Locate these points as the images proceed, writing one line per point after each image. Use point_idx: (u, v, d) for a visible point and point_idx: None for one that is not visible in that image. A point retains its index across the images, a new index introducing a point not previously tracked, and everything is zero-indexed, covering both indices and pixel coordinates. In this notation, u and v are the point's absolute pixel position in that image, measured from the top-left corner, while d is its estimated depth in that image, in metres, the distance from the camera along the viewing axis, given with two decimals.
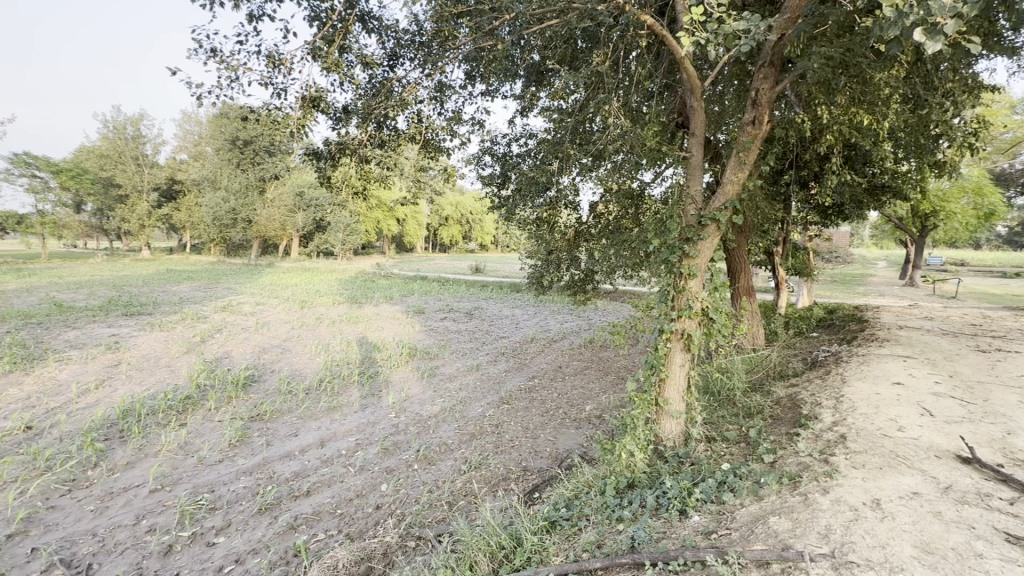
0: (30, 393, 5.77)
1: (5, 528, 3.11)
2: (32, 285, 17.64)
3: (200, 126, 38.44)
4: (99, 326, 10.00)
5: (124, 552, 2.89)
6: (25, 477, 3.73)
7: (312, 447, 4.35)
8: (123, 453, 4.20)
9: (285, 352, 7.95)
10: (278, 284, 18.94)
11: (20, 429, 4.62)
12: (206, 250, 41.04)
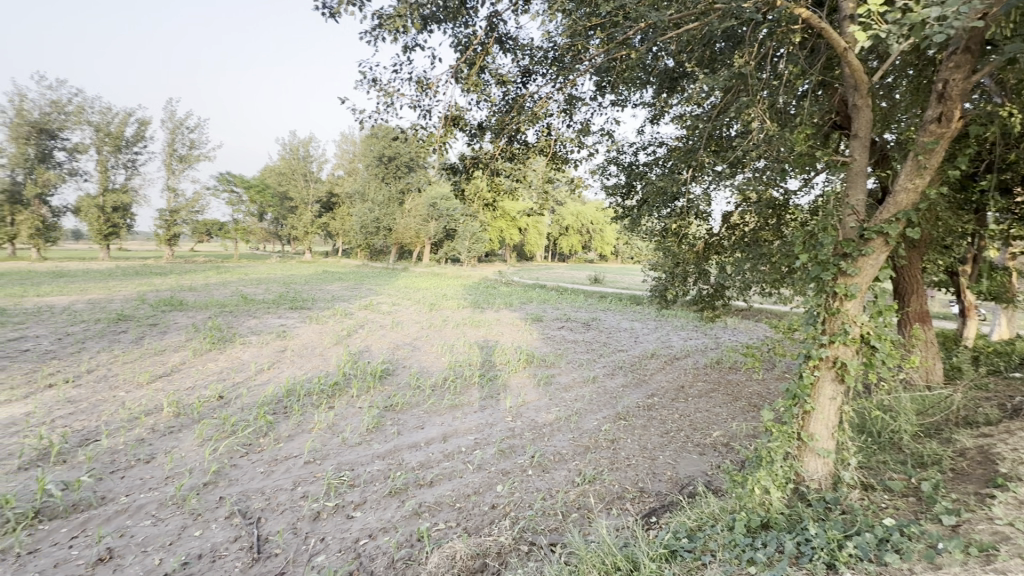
0: (223, 368, 7.08)
1: (202, 477, 3.85)
2: (227, 281, 21.68)
3: (354, 146, 43.90)
4: (272, 317, 11.91)
5: (284, 511, 3.37)
6: (217, 437, 4.58)
7: (436, 441, 4.66)
8: (286, 426, 4.93)
9: (415, 350, 8.66)
10: (411, 287, 20.71)
11: (215, 397, 5.68)
12: (354, 255, 46.42)
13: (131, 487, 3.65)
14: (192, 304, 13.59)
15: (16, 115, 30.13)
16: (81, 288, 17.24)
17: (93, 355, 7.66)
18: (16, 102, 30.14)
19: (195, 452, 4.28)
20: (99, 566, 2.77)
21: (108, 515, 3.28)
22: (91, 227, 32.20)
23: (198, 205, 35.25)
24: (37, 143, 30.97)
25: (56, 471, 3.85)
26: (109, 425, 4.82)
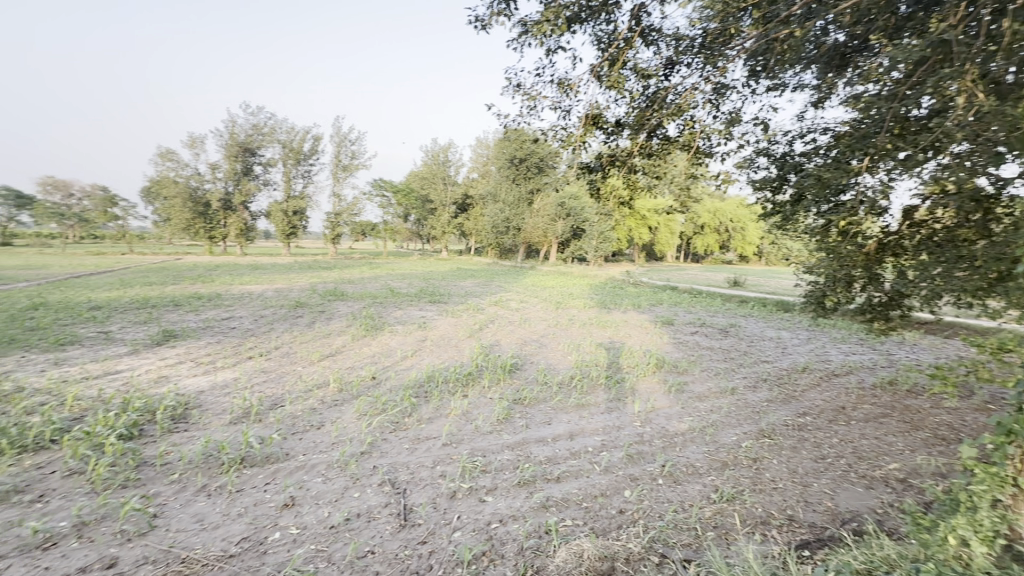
0: (375, 352, 7.99)
1: (360, 446, 4.40)
2: (378, 275, 24.38)
3: (488, 150, 46.21)
4: (414, 309, 13.12)
5: (425, 486, 3.70)
6: (372, 413, 5.19)
7: (562, 438, 4.72)
8: (427, 409, 5.40)
9: (542, 347, 8.84)
10: (538, 285, 21.16)
11: (370, 378, 6.45)
12: (485, 253, 48.91)
13: (307, 448, 4.32)
14: (351, 295, 15.56)
15: (230, 138, 37.34)
16: (270, 279, 20.81)
17: (279, 335, 9.20)
18: (230, 128, 37.37)
19: (354, 424, 4.91)
20: (285, 510, 3.33)
21: (291, 469, 3.93)
22: (278, 228, 38.65)
23: (357, 208, 40.17)
24: (243, 160, 38.06)
25: (255, 427, 4.72)
26: (291, 394, 5.76)
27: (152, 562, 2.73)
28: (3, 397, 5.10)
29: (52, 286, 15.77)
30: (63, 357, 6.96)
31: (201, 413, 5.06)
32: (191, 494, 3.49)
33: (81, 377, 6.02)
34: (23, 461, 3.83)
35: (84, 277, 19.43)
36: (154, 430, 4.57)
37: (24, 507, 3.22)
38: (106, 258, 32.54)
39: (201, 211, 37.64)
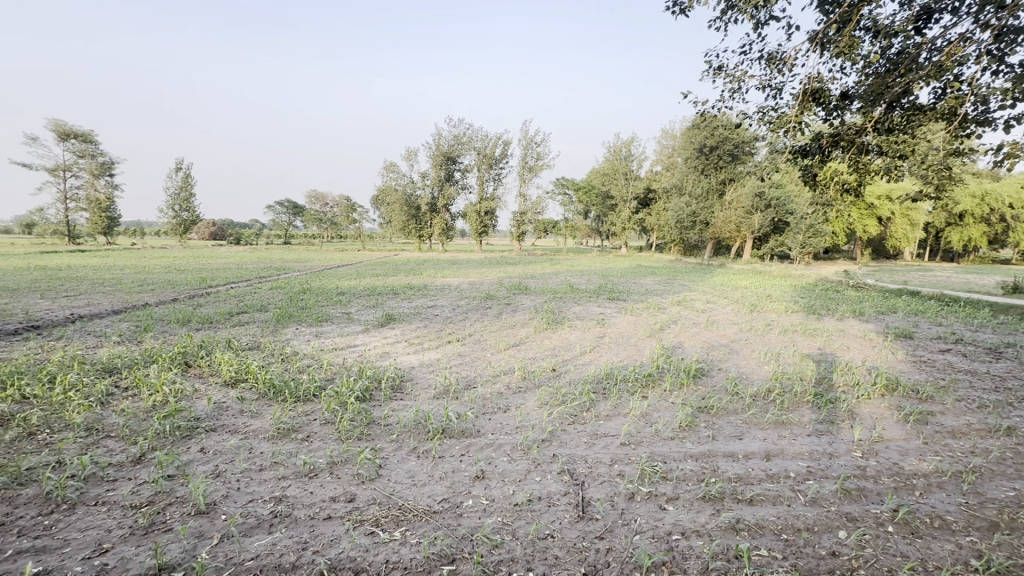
0: (556, 345, 8.30)
1: (541, 434, 4.64)
2: (558, 271, 25.25)
3: (675, 140, 43.71)
4: (593, 305, 13.22)
5: (603, 483, 3.71)
6: (552, 403, 5.42)
7: (757, 457, 4.22)
8: (605, 406, 5.41)
9: (733, 353, 8.03)
10: (728, 285, 19.27)
11: (551, 369, 6.74)
12: (667, 250, 46.54)
13: (495, 428, 4.73)
14: (534, 289, 16.45)
15: (437, 149, 42.85)
16: (465, 273, 23.32)
17: (473, 323, 10.25)
18: (437, 140, 42.87)
19: (536, 412, 5.20)
20: (477, 481, 3.70)
21: (482, 445, 4.36)
22: (473, 228, 43.03)
23: (540, 207, 42.15)
24: (446, 168, 43.30)
25: (453, 404, 5.36)
26: (482, 377, 6.37)
27: (378, 503, 3.33)
28: (286, 358, 6.81)
29: (316, 276, 20.37)
30: (322, 331, 8.94)
31: (413, 386, 5.96)
32: (405, 453, 4.14)
33: (333, 348, 7.66)
34: (298, 407, 5.06)
35: (334, 269, 24.64)
36: (379, 396, 5.56)
37: (298, 443, 4.26)
38: (348, 254, 40.61)
39: (413, 214, 44.13)
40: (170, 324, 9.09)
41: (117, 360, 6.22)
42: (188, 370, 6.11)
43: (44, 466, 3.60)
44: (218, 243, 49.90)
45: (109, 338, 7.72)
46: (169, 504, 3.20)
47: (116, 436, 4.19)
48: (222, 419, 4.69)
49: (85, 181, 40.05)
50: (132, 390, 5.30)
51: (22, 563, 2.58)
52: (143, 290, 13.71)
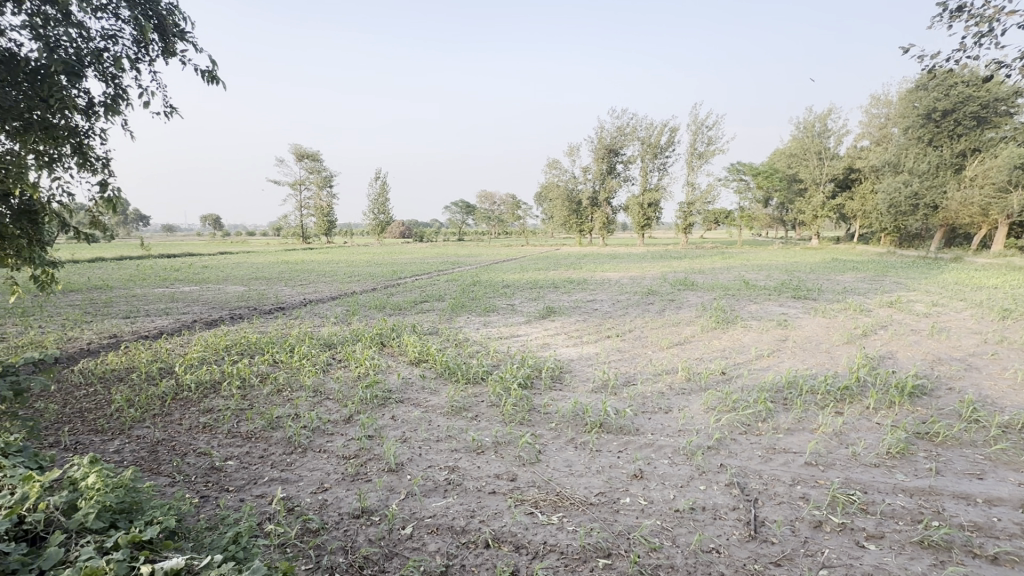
0: (726, 347, 7.59)
1: (707, 440, 4.31)
2: (730, 265, 22.99)
3: (889, 107, 36.03)
4: (774, 304, 11.71)
5: (782, 504, 3.29)
6: (721, 409, 4.98)
7: (1005, 505, 3.28)
8: (786, 418, 4.77)
9: (972, 370, 6.33)
10: (966, 284, 15.22)
11: (720, 372, 6.19)
12: (875, 241, 38.71)
13: (655, 429, 4.55)
14: (702, 285, 15.26)
15: (599, 142, 42.53)
16: (626, 267, 22.75)
17: (633, 319, 9.95)
18: (599, 133, 42.54)
19: (702, 416, 4.84)
20: (635, 480, 3.62)
21: (641, 444, 4.24)
22: (635, 220, 41.76)
23: (710, 196, 38.85)
24: (608, 161, 42.72)
25: (612, 399, 5.31)
26: (642, 375, 6.16)
27: (538, 487, 3.49)
28: (459, 344, 7.53)
29: (484, 269, 22.07)
30: (489, 320, 9.66)
31: (571, 377, 6.07)
32: (563, 442, 4.25)
33: (498, 336, 8.21)
34: (469, 389, 5.56)
35: (501, 263, 26.29)
36: (540, 384, 5.79)
37: (468, 420, 4.69)
38: (513, 249, 42.92)
39: (574, 208, 44.63)
40: (370, 309, 10.79)
41: (334, 337, 7.64)
42: (383, 349, 7.19)
43: (287, 416, 4.62)
44: (406, 240, 57.41)
45: (328, 319, 9.51)
46: (369, 459, 3.83)
47: (333, 399, 5.16)
48: (408, 392, 5.42)
49: (314, 192, 49.80)
50: (344, 362, 6.46)
51: (273, 487, 3.37)
52: (352, 281, 16.52)
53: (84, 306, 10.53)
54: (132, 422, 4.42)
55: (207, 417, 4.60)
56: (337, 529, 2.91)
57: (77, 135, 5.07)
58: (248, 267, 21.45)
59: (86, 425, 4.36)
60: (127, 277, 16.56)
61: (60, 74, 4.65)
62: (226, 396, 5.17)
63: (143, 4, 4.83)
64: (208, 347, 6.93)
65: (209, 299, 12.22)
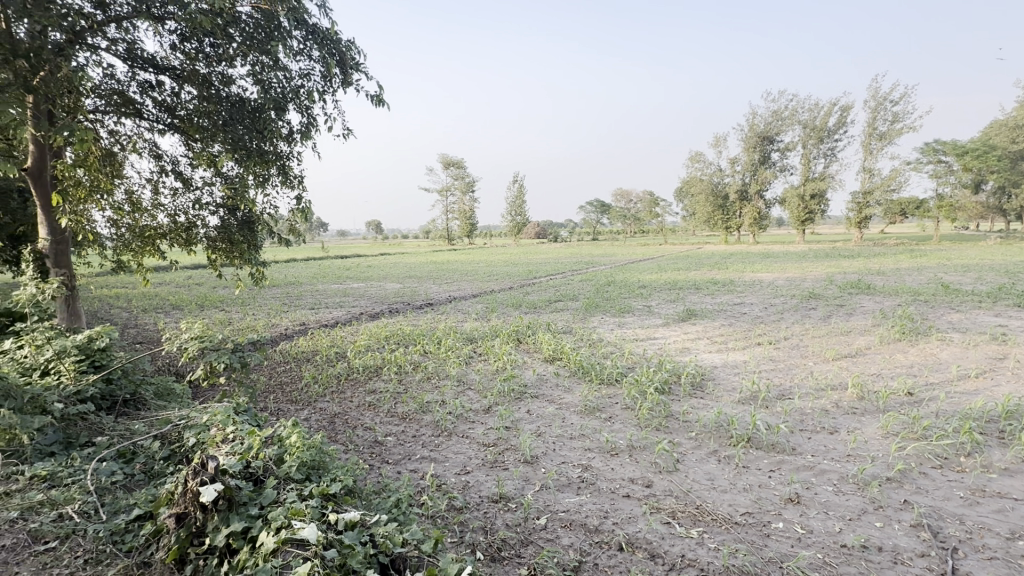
0: (915, 363, 6.35)
1: (885, 470, 3.67)
2: (922, 265, 19.10)
3: None
4: (985, 313, 9.44)
5: (993, 560, 2.66)
6: (905, 436, 4.20)
7: None
8: (1001, 455, 3.84)
9: None
10: None
11: (904, 392, 5.21)
12: None
13: (817, 450, 4.02)
14: (881, 288, 12.94)
15: (751, 130, 38.65)
16: (782, 267, 20.29)
17: (789, 326, 8.88)
18: (750, 120, 38.63)
19: (879, 442, 4.14)
20: (789, 504, 3.24)
21: (798, 465, 3.78)
22: (793, 214, 37.10)
23: (895, 183, 32.71)
24: (761, 150, 38.59)
25: (762, 412, 4.83)
26: (801, 389, 5.48)
27: (675, 497, 3.33)
28: (593, 344, 7.51)
29: (619, 269, 21.61)
30: (623, 321, 9.43)
31: (714, 386, 5.65)
32: (705, 454, 3.99)
33: (634, 338, 7.99)
34: (603, 389, 5.53)
35: (636, 263, 25.53)
36: (679, 390, 5.50)
37: (602, 421, 4.66)
38: (650, 248, 41.32)
39: (720, 203, 41.27)
40: (508, 307, 11.32)
41: (476, 332, 8.19)
42: (519, 346, 7.49)
43: (435, 401, 5.10)
44: (541, 240, 58.89)
45: (470, 315, 10.20)
46: (506, 449, 4.05)
47: (474, 389, 5.54)
48: (542, 388, 5.58)
49: (459, 198, 53.79)
50: (484, 355, 6.90)
51: (424, 464, 3.75)
52: (490, 279, 17.45)
53: (283, 298, 12.82)
54: (316, 396, 5.29)
55: (372, 397, 5.30)
56: (478, 509, 3.14)
57: (281, 159, 6.21)
58: (403, 266, 24.03)
59: (285, 395, 5.33)
60: (313, 275, 19.74)
61: (270, 110, 5.76)
62: (386, 380, 5.88)
63: (329, 44, 5.73)
64: (372, 336, 7.95)
65: (372, 295, 13.96)
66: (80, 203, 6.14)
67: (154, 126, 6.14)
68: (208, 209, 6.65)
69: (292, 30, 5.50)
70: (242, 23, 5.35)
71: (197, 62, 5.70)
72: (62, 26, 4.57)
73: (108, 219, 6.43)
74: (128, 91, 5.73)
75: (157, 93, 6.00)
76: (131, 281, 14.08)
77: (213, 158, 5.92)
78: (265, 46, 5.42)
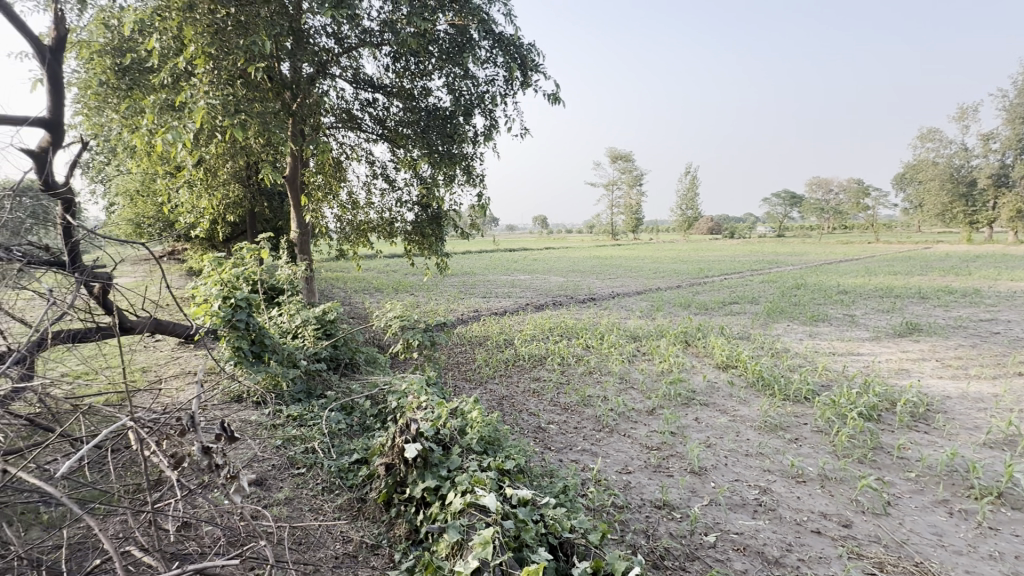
0: None
1: None
2: None
3: None
4: None
5: None
6: None
7: None
8: None
9: None
10: None
11: None
12: None
13: None
14: None
15: (1019, 96, 29.73)
16: None
17: None
18: (1019, 83, 29.67)
19: None
20: None
21: None
22: None
23: None
24: None
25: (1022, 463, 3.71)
26: None
27: (884, 546, 2.78)
28: (777, 354, 6.65)
29: (811, 270, 18.73)
30: (816, 331, 8.17)
31: (946, 419, 4.54)
32: (929, 502, 3.24)
33: (830, 352, 6.85)
34: (788, 407, 4.88)
35: (835, 265, 21.82)
36: (892, 420, 4.55)
37: (786, 442, 4.13)
38: (853, 246, 34.97)
39: (962, 192, 32.74)
40: (675, 306, 10.72)
41: (640, 330, 7.94)
42: (688, 349, 7.04)
43: (597, 396, 5.11)
44: (714, 236, 54.28)
45: (634, 313, 9.94)
46: (671, 455, 3.86)
47: (638, 389, 5.39)
48: (713, 397, 5.16)
49: (625, 192, 52.61)
50: (648, 355, 6.66)
51: (585, 457, 3.80)
52: (656, 277, 16.70)
53: (461, 287, 14.19)
54: (487, 378, 5.74)
55: (536, 384, 5.55)
56: (639, 512, 3.06)
57: (467, 159, 6.85)
58: (567, 260, 24.53)
59: (461, 373, 5.91)
60: (485, 266, 21.41)
61: (460, 116, 6.39)
62: (549, 370, 6.10)
63: (512, 49, 6.09)
64: (537, 327, 8.30)
65: (537, 287, 14.53)
66: (318, 202, 7.65)
67: (370, 137, 7.31)
68: (406, 207, 7.69)
69: (480, 41, 5.99)
70: (440, 40, 6.00)
71: (404, 79, 6.59)
72: (313, 62, 5.72)
73: (335, 215, 7.88)
74: (353, 109, 6.92)
75: (373, 109, 7.12)
76: (348, 267, 17.09)
77: (413, 162, 6.81)
78: (458, 58, 6.01)
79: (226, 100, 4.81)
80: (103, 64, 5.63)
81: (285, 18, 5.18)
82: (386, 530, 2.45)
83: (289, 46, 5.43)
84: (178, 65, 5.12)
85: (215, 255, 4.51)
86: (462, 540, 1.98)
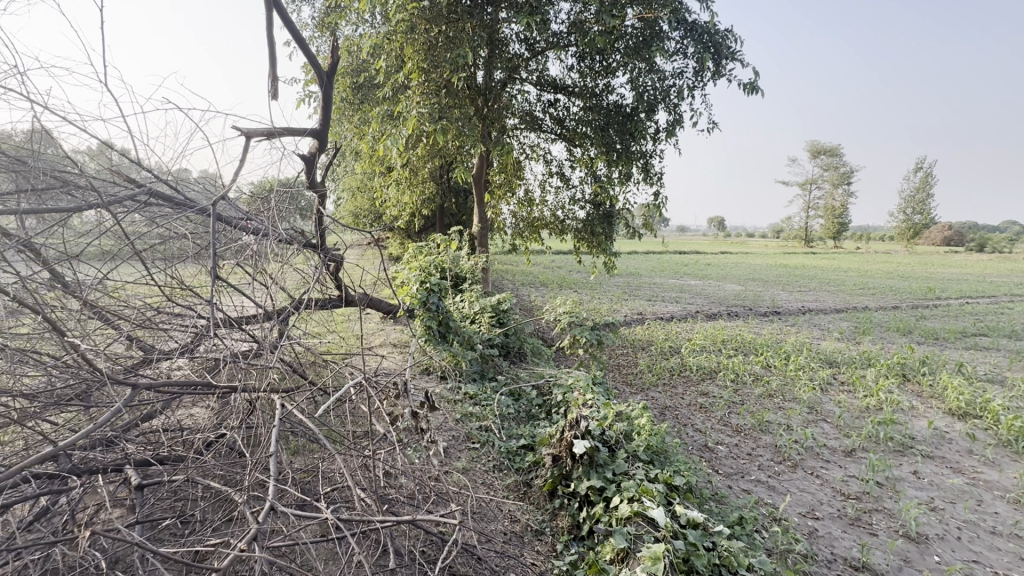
0: None
1: None
2: None
3: None
4: None
5: None
6: None
7: None
8: None
9: None
10: None
11: None
12: None
13: None
14: None
15: None
16: None
17: None
18: None
19: None
20: None
21: None
22: None
23: None
24: None
25: None
26: None
27: None
28: None
29: None
30: None
31: None
32: None
33: None
34: None
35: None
36: None
37: None
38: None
39: None
40: (889, 331, 8.85)
41: (838, 354, 6.75)
42: (906, 385, 5.74)
43: (778, 424, 4.49)
44: (953, 248, 43.27)
45: (830, 333, 8.49)
46: (877, 510, 3.20)
47: (833, 423, 4.60)
48: (943, 450, 4.12)
49: (827, 192, 45.20)
50: (849, 385, 5.62)
51: (760, 489, 3.38)
52: (862, 293, 14.00)
53: (625, 287, 13.87)
54: (649, 384, 5.51)
55: (704, 399, 5.12)
56: (829, 568, 2.61)
57: (645, 157, 6.65)
58: (746, 267, 22.09)
59: (622, 377, 5.77)
60: (652, 267, 20.55)
61: (642, 113, 6.22)
62: (720, 386, 5.58)
63: (707, 38, 5.68)
64: (708, 337, 7.67)
65: (710, 294, 13.42)
66: (498, 199, 8.23)
67: (549, 137, 7.56)
68: (579, 205, 7.78)
69: (671, 32, 5.72)
70: (628, 35, 5.89)
71: (587, 78, 6.66)
72: (504, 68, 6.17)
73: (512, 211, 8.36)
74: (535, 110, 7.24)
75: (554, 109, 7.34)
76: (517, 261, 18.08)
77: (589, 160, 6.86)
78: (644, 53, 5.84)
79: (432, 108, 5.47)
80: (345, 84, 6.89)
81: (485, 29, 5.66)
82: (549, 518, 2.55)
83: (485, 54, 5.93)
84: (397, 80, 6.00)
85: (414, 244, 5.17)
86: (628, 548, 1.97)
